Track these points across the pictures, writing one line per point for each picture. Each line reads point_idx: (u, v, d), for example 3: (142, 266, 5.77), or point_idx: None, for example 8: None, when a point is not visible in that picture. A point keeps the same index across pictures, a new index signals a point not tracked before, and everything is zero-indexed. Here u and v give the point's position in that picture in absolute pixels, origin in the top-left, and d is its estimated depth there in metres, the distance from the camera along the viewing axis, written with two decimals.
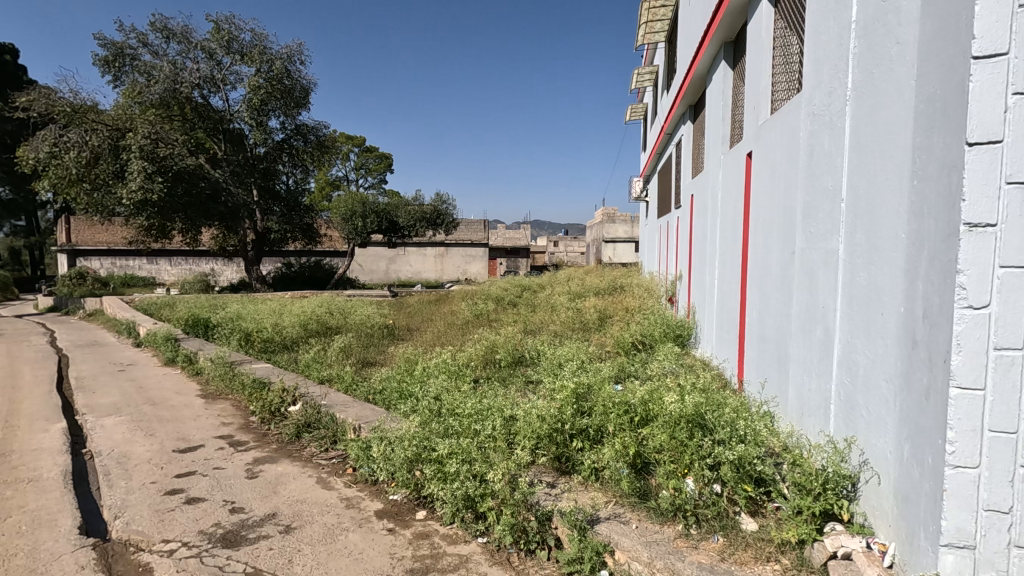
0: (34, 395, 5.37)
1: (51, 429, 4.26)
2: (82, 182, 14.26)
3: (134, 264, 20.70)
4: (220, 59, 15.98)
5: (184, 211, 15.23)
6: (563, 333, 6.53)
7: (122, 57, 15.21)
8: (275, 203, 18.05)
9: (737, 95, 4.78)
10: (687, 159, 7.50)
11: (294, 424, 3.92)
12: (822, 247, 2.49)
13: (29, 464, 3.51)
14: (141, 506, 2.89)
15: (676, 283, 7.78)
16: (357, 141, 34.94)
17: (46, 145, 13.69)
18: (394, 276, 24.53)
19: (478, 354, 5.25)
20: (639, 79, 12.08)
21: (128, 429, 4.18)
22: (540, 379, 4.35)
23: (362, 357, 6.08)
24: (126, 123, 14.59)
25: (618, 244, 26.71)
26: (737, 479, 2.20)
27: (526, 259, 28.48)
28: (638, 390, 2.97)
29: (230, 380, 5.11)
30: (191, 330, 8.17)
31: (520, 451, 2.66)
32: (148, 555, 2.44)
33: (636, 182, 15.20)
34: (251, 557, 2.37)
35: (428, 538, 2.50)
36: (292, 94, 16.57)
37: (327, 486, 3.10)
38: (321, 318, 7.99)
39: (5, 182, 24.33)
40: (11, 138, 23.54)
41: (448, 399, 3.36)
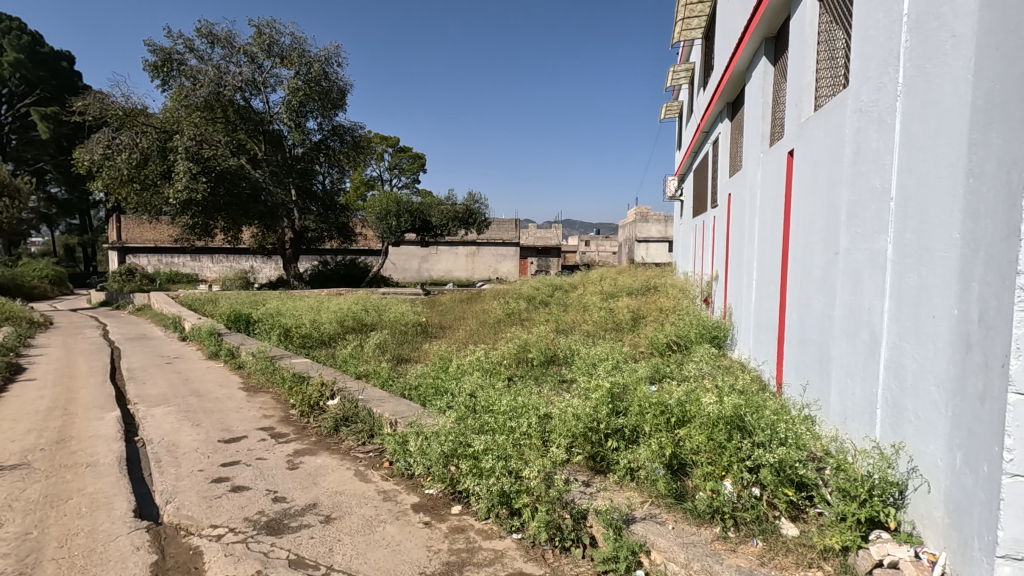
0: (89, 384, 5.66)
1: (105, 417, 4.48)
2: (133, 182, 14.94)
3: (178, 261, 21.53)
4: (261, 63, 16.41)
5: (226, 209, 15.77)
6: (595, 333, 6.50)
7: (170, 62, 15.83)
8: (313, 203, 18.53)
9: (778, 91, 4.67)
10: (723, 157, 7.36)
11: (332, 418, 4.01)
12: (867, 247, 2.43)
13: (87, 450, 3.71)
14: (190, 493, 3.02)
15: (712, 283, 7.64)
16: (391, 142, 35.49)
17: (101, 147, 14.51)
18: (426, 274, 24.88)
19: (511, 352, 5.28)
20: (675, 76, 11.92)
21: (176, 419, 4.36)
22: (573, 379, 4.34)
23: (397, 353, 6.19)
24: (173, 126, 15.13)
25: (651, 245, 26.42)
26: (778, 483, 2.16)
27: (558, 258, 28.44)
28: (674, 391, 2.96)
29: (271, 374, 5.28)
30: (233, 325, 8.46)
31: (555, 449, 2.66)
32: (198, 539, 2.54)
33: (671, 181, 14.95)
34: (294, 545, 2.45)
35: (464, 533, 2.53)
36: (329, 96, 16.92)
37: (365, 479, 3.18)
38: (357, 315, 8.16)
39: (61, 182, 25.61)
40: (67, 141, 24.82)
41: (483, 396, 3.40)
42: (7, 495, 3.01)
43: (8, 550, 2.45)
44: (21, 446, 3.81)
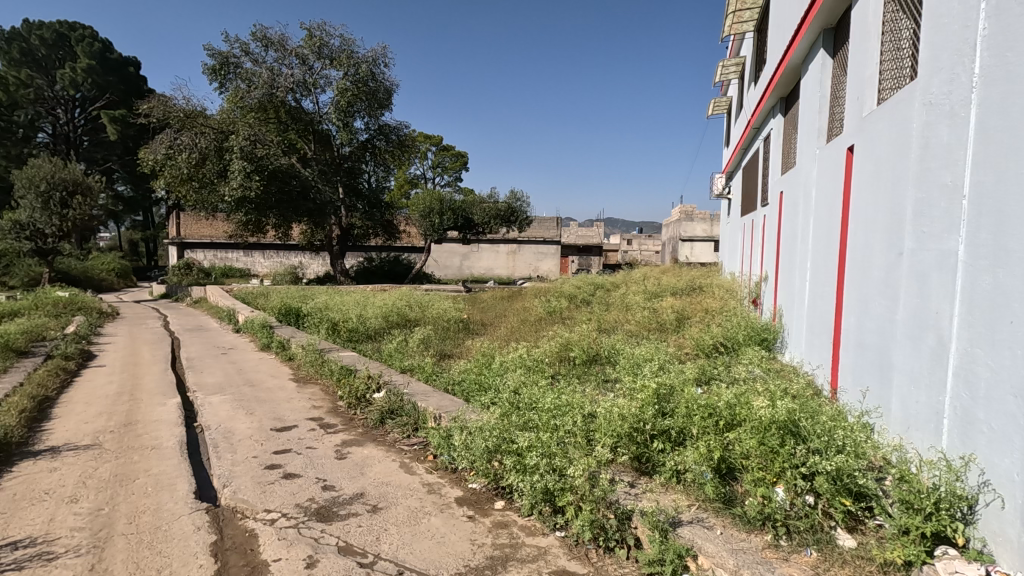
0: (152, 372, 5.99)
1: (167, 403, 4.73)
2: (192, 180, 15.68)
3: (233, 256, 22.46)
4: (312, 64, 16.89)
5: (278, 207, 16.35)
6: (638, 333, 6.41)
7: (227, 65, 16.46)
8: (359, 201, 19.06)
9: (837, 86, 4.47)
10: (775, 154, 7.12)
11: (379, 410, 4.11)
12: (934, 248, 2.31)
13: (151, 433, 3.93)
14: (245, 478, 3.15)
15: (761, 284, 7.41)
16: (434, 140, 35.96)
17: (164, 148, 15.32)
18: (468, 271, 25.18)
19: (553, 350, 5.27)
20: (724, 71, 11.59)
21: (231, 407, 4.57)
22: (616, 379, 4.30)
23: (440, 348, 6.28)
24: (229, 126, 15.77)
25: (695, 244, 25.85)
26: (835, 492, 2.08)
27: (599, 257, 28.20)
28: (724, 393, 2.89)
29: (320, 366, 5.45)
30: (283, 318, 8.78)
31: (600, 448, 2.63)
32: (253, 522, 2.66)
33: (718, 179, 14.55)
34: (342, 533, 2.53)
35: (507, 528, 2.55)
36: (376, 95, 17.25)
37: (410, 471, 3.25)
38: (401, 311, 8.31)
39: (126, 181, 27.10)
40: (133, 142, 26.25)
41: (526, 393, 3.40)
42: (81, 473, 3.22)
43: (85, 524, 2.62)
44: (92, 428, 4.07)
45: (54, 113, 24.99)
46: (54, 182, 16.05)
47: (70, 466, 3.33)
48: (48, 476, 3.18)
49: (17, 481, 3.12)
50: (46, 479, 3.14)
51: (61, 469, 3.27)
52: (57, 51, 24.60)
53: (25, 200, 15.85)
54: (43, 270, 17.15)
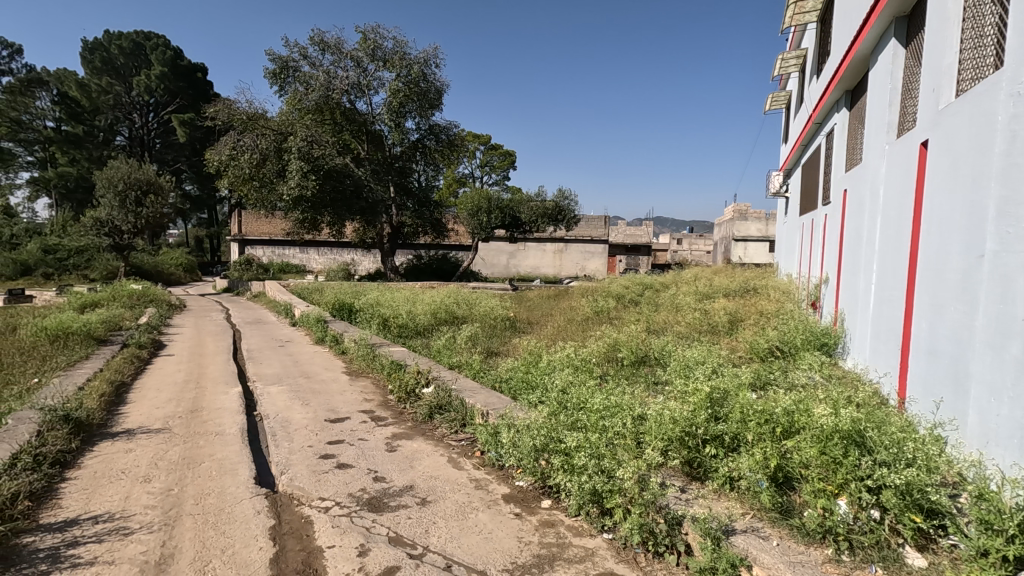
0: (215, 362, 6.31)
1: (229, 392, 4.98)
2: (253, 180, 16.42)
3: (289, 253, 23.29)
4: (366, 66, 17.33)
5: (332, 205, 16.94)
6: (689, 335, 6.26)
7: (286, 69, 17.09)
8: (409, 199, 19.49)
9: (910, 77, 4.20)
10: (839, 150, 6.78)
11: (427, 405, 4.18)
12: (1020, 250, 2.16)
13: (215, 420, 4.14)
14: (301, 466, 3.28)
15: (820, 287, 7.07)
16: (482, 140, 36.26)
17: (228, 149, 16.10)
18: (514, 270, 25.28)
19: (601, 350, 5.21)
20: (783, 64, 11.13)
21: (288, 397, 4.76)
22: (667, 381, 4.21)
23: (487, 346, 6.34)
24: (288, 128, 16.43)
25: (749, 244, 25.01)
26: (903, 507, 1.96)
27: (647, 257, 27.74)
28: (782, 400, 2.80)
29: (372, 360, 5.62)
30: (336, 313, 9.08)
31: (650, 451, 2.58)
32: (309, 509, 2.76)
33: (775, 177, 14.00)
34: (393, 524, 2.59)
35: (554, 528, 2.55)
36: (427, 96, 17.55)
37: (458, 466, 3.29)
38: (449, 308, 8.43)
39: (194, 181, 28.69)
40: (200, 144, 27.77)
41: (574, 393, 3.38)
42: (154, 455, 3.43)
43: (156, 503, 2.79)
44: (163, 413, 4.34)
45: (131, 117, 26.75)
46: (131, 183, 17.19)
47: (144, 448, 3.56)
48: (124, 456, 3.41)
49: (97, 459, 3.36)
50: (122, 459, 3.37)
51: (135, 450, 3.50)
52: (134, 60, 26.28)
53: (105, 199, 17.05)
54: (121, 264, 18.42)
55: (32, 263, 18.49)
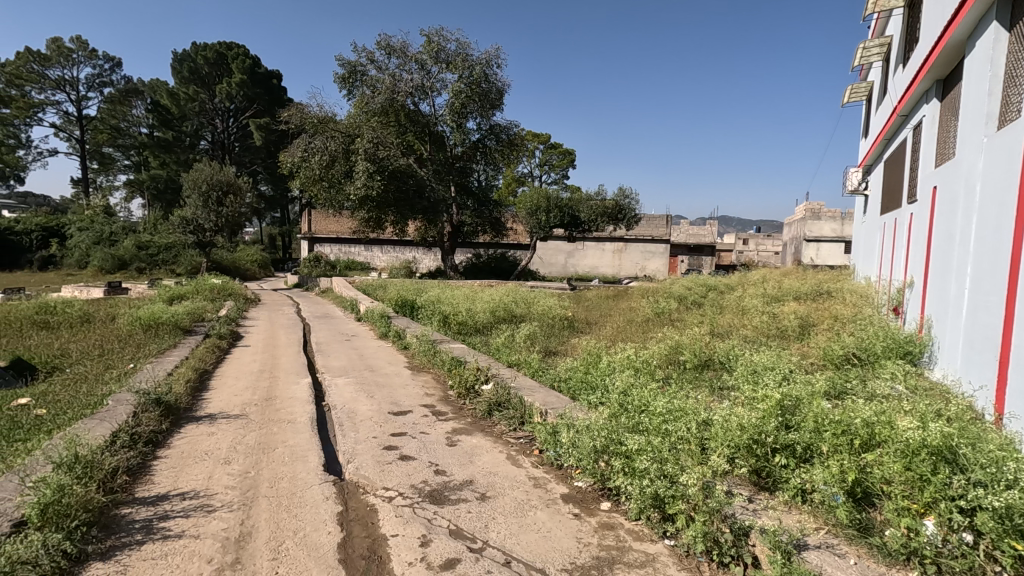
0: (287, 354, 6.65)
1: (300, 382, 5.23)
2: (323, 180, 17.17)
3: (355, 251, 24.24)
4: (430, 68, 17.70)
5: (396, 205, 17.45)
6: (756, 339, 6.01)
7: (355, 73, 17.74)
8: (469, 199, 19.80)
9: (1014, 64, 3.83)
10: (929, 143, 6.29)
11: (487, 402, 4.24)
12: None
13: (287, 408, 4.37)
14: (366, 456, 3.41)
15: (904, 291, 6.60)
16: (542, 139, 36.27)
17: (300, 151, 16.91)
18: (573, 269, 25.11)
19: (662, 353, 5.10)
20: (865, 53, 10.43)
21: (354, 390, 4.96)
22: (732, 387, 4.07)
23: (546, 345, 6.35)
24: (355, 130, 17.05)
25: (822, 244, 23.69)
26: (1002, 532, 1.79)
27: (711, 257, 26.88)
28: (861, 411, 2.65)
29: (433, 356, 5.76)
30: (399, 309, 9.36)
31: (716, 458, 2.50)
32: (373, 497, 2.86)
33: (852, 173, 13.20)
34: (453, 517, 2.64)
35: (614, 530, 2.52)
36: (488, 96, 17.73)
37: (516, 463, 3.32)
38: (508, 307, 8.49)
39: (268, 181, 30.33)
40: (275, 147, 29.31)
41: (636, 395, 3.32)
42: (233, 439, 3.67)
43: (235, 484, 2.98)
44: (241, 400, 4.63)
45: (213, 122, 28.57)
46: (213, 183, 18.39)
47: (224, 432, 3.81)
48: (207, 439, 3.66)
49: (184, 440, 3.63)
50: (205, 441, 3.62)
51: (217, 434, 3.76)
52: (217, 68, 28.02)
53: (190, 199, 18.33)
54: (203, 260, 19.76)
55: (128, 258, 20.20)
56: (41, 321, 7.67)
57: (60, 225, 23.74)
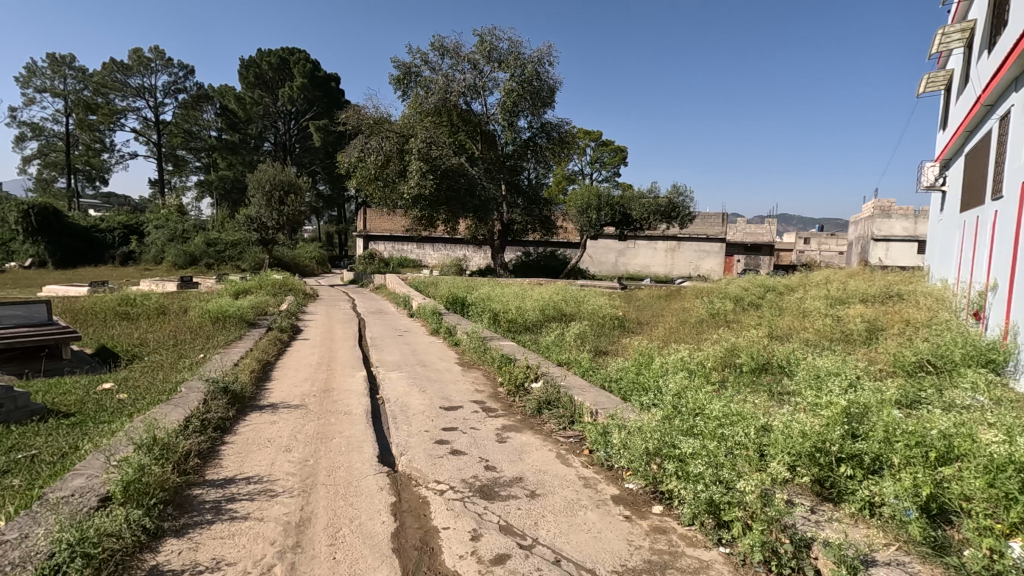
0: (343, 347, 6.88)
1: (355, 375, 5.42)
2: (378, 180, 17.66)
3: (408, 248, 24.79)
4: (482, 68, 17.85)
5: (448, 203, 17.68)
6: (817, 343, 5.73)
7: (409, 75, 18.11)
8: (519, 197, 19.83)
9: None
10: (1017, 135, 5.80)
11: (537, 400, 4.25)
12: None
13: (344, 400, 4.53)
14: (419, 449, 3.49)
15: (987, 294, 6.13)
16: (594, 136, 35.88)
17: (357, 152, 17.44)
18: (623, 269, 24.74)
19: (717, 355, 4.94)
20: (945, 39, 9.71)
21: (407, 384, 5.08)
22: (794, 392, 3.90)
23: (596, 344, 6.29)
24: (409, 131, 17.38)
25: (892, 244, 22.35)
26: None
27: (769, 257, 25.89)
28: (937, 421, 2.49)
29: (483, 353, 5.83)
30: (450, 307, 9.52)
31: (776, 465, 2.41)
32: (425, 490, 2.92)
33: (929, 168, 12.37)
34: (503, 513, 2.66)
35: (666, 534, 2.47)
36: (540, 94, 17.68)
37: (566, 462, 3.31)
38: (557, 305, 8.47)
39: (327, 181, 31.44)
40: (333, 147, 30.34)
41: (690, 397, 3.24)
42: (293, 428, 3.84)
43: (295, 471, 3.11)
44: (300, 391, 4.83)
45: (276, 125, 29.86)
46: (276, 184, 19.24)
47: (285, 421, 3.98)
48: (270, 427, 3.85)
49: (249, 427, 3.82)
50: (268, 429, 3.80)
51: (279, 422, 3.94)
52: (281, 73, 29.20)
53: (255, 199, 19.25)
54: (266, 256, 20.72)
55: (198, 254, 21.41)
56: (123, 313, 8.26)
57: (139, 223, 25.47)
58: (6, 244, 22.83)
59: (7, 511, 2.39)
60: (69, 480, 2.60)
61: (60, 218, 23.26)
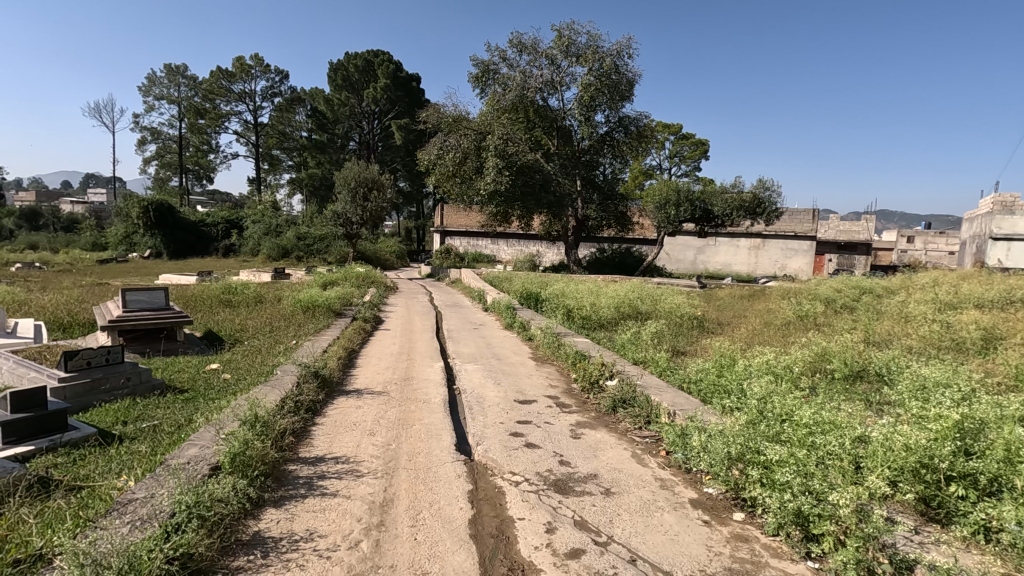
0: (421, 338, 7.14)
1: (434, 366, 5.61)
2: (455, 176, 18.05)
3: (483, 243, 25.22)
4: (560, 63, 17.76)
5: (523, 199, 17.76)
6: (922, 350, 5.26)
7: (488, 72, 18.31)
8: (595, 192, 19.62)
9: None
10: None
11: (611, 398, 4.21)
12: None
13: (423, 389, 4.70)
14: (494, 440, 3.56)
15: None
16: (673, 129, 34.77)
17: (436, 149, 17.94)
18: (702, 267, 23.84)
19: (806, 360, 4.67)
20: None
21: (482, 376, 5.20)
22: (895, 403, 3.61)
23: (674, 344, 6.12)
24: (487, 128, 17.60)
25: (1015, 243, 19.95)
26: None
27: (866, 256, 24.02)
28: None
29: (557, 349, 5.85)
30: (525, 302, 9.62)
31: (875, 479, 2.24)
32: (501, 480, 2.99)
33: None
34: (577, 508, 2.67)
35: (748, 543, 2.38)
36: (618, 88, 17.33)
37: (642, 462, 3.26)
38: (633, 303, 8.31)
39: (407, 178, 32.60)
40: (413, 145, 31.37)
41: (778, 402, 3.09)
42: (377, 413, 4.04)
43: (379, 454, 3.28)
44: (383, 378, 5.08)
45: (361, 124, 31.30)
46: (360, 181, 20.23)
47: (369, 406, 4.20)
48: (355, 411, 4.08)
49: (337, 410, 4.07)
50: (354, 413, 4.03)
51: (364, 407, 4.17)
52: (366, 75, 30.51)
53: (342, 195, 20.33)
54: (350, 250, 21.84)
55: (290, 247, 22.92)
56: (226, 300, 9.03)
57: (239, 218, 27.68)
58: (129, 236, 25.50)
59: (137, 472, 2.70)
60: (186, 449, 2.90)
61: (174, 214, 25.65)
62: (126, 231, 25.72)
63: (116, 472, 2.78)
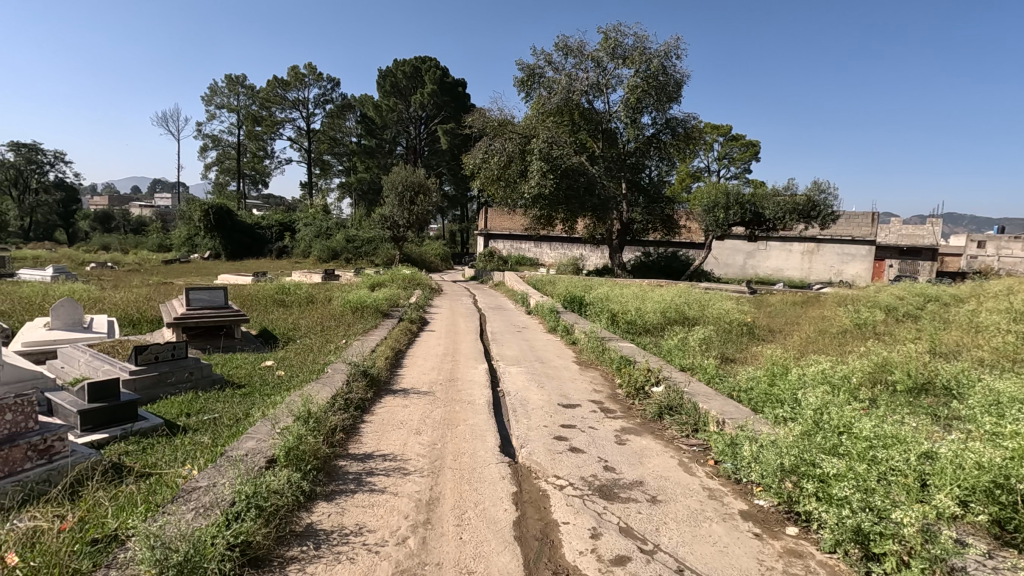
0: (465, 340, 7.22)
1: (478, 367, 5.66)
2: (500, 180, 18.08)
3: (526, 247, 25.27)
4: (606, 65, 17.66)
5: (567, 202, 17.62)
6: (993, 363, 4.93)
7: (533, 76, 18.38)
8: (640, 195, 19.61)
9: None
10: None
11: (657, 404, 4.14)
12: None
13: (467, 390, 4.75)
14: (538, 443, 3.56)
15: None
16: (722, 130, 33.91)
17: (481, 153, 18.10)
18: (751, 272, 23.13)
19: (865, 370, 4.45)
20: None
21: (525, 378, 5.21)
22: (964, 418, 3.40)
23: (723, 351, 5.96)
24: (531, 132, 17.66)
25: None
26: None
27: (931, 261, 22.66)
28: None
29: (601, 353, 5.80)
30: (568, 306, 9.58)
31: (943, 499, 2.12)
32: (545, 483, 2.99)
33: None
34: (623, 515, 2.64)
35: (802, 559, 2.29)
36: (665, 89, 17.02)
37: (689, 471, 3.18)
38: (680, 308, 8.14)
39: (452, 181, 33.04)
40: (458, 150, 31.76)
41: (835, 413, 2.96)
42: (423, 412, 4.12)
43: (425, 452, 3.34)
44: (428, 378, 5.17)
45: (408, 129, 31.98)
46: (407, 185, 20.68)
47: (416, 405, 4.29)
48: (402, 410, 4.17)
49: (385, 408, 4.17)
50: (401, 412, 4.11)
51: (410, 406, 4.25)
52: (413, 81, 31.16)
53: (389, 199, 20.85)
54: (396, 253, 22.34)
55: (339, 249, 23.65)
56: (280, 300, 9.39)
57: (291, 221, 28.76)
58: (192, 238, 26.94)
59: (200, 462, 2.85)
60: (244, 441, 3.04)
61: (231, 217, 26.88)
62: (188, 232, 27.19)
63: (181, 461, 2.94)
